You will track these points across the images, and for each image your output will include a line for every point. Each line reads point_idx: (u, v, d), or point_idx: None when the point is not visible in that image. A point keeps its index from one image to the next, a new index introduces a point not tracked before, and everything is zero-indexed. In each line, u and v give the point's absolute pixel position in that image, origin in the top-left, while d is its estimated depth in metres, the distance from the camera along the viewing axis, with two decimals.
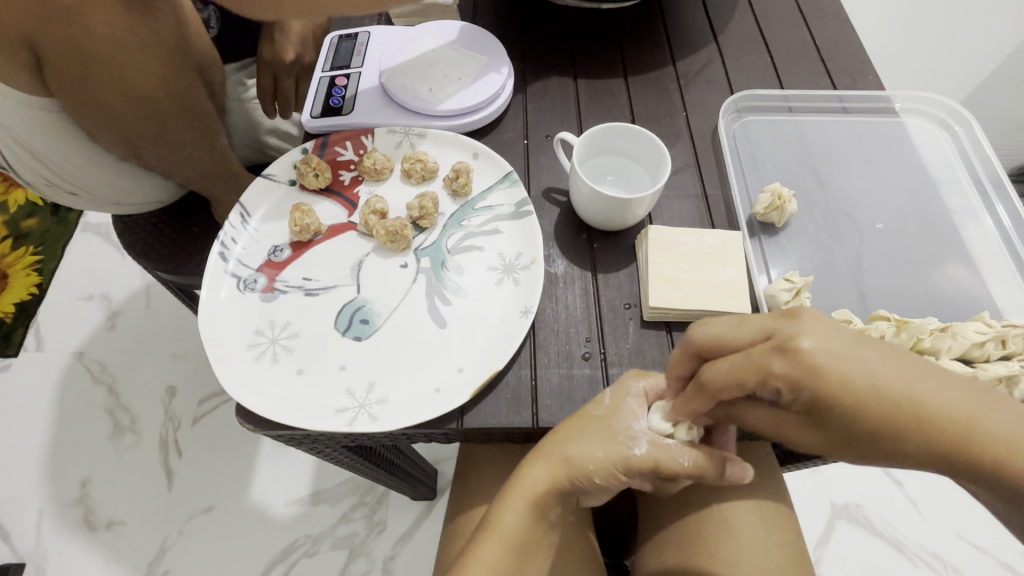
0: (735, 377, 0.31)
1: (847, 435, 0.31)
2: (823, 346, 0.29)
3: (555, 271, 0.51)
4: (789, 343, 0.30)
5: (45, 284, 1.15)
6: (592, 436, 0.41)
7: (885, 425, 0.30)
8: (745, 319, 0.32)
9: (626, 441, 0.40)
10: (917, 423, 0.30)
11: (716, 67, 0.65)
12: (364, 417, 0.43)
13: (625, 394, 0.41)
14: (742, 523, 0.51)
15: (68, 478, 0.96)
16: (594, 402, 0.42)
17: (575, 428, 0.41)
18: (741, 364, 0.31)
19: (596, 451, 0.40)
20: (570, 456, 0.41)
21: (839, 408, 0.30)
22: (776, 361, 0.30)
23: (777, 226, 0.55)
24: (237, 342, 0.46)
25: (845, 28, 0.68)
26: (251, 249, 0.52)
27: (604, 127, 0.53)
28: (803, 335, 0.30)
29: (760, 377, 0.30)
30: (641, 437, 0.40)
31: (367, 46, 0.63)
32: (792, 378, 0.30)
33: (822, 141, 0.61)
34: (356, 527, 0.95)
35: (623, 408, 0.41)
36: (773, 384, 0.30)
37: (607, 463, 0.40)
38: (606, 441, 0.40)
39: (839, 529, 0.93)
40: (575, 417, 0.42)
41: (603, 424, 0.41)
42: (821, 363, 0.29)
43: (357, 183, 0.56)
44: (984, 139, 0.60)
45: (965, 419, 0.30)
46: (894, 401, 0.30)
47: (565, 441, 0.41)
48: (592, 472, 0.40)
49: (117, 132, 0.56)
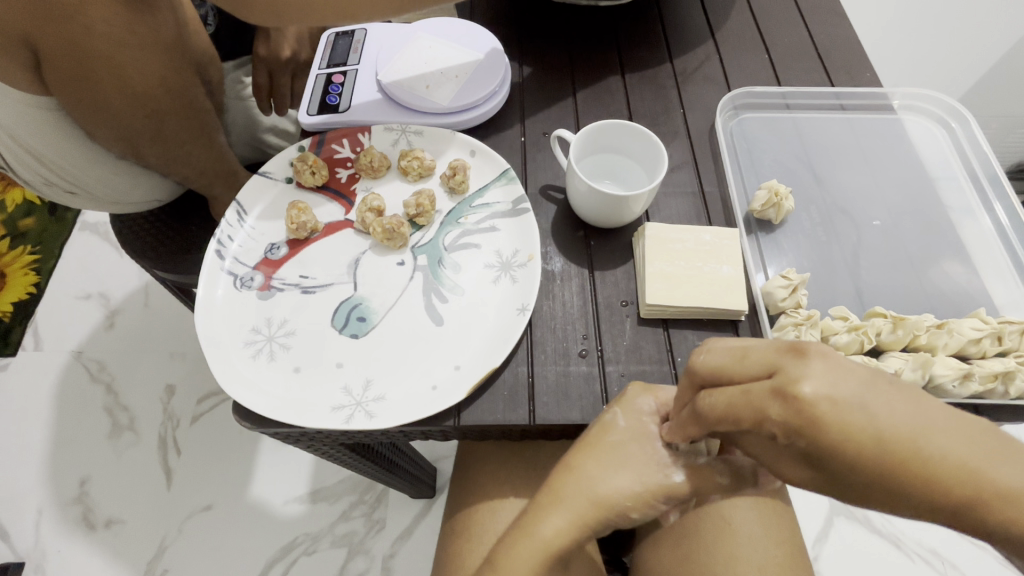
0: (730, 412, 0.29)
1: (845, 485, 0.28)
2: (826, 393, 0.26)
3: (552, 268, 0.51)
4: (789, 388, 0.27)
5: (43, 283, 1.15)
6: (622, 466, 0.39)
7: (888, 482, 0.26)
8: (748, 351, 0.30)
9: (658, 469, 0.39)
10: (923, 479, 0.26)
11: (713, 64, 0.65)
12: (361, 414, 0.43)
13: (638, 414, 0.41)
14: (739, 520, 0.51)
15: (67, 477, 0.96)
16: (608, 426, 0.41)
17: (601, 458, 0.40)
18: (739, 403, 0.29)
19: (630, 483, 0.38)
20: (602, 491, 0.38)
21: (837, 459, 0.27)
22: (772, 406, 0.27)
23: (775, 223, 0.55)
24: (233, 341, 0.46)
25: (842, 25, 0.68)
26: (248, 247, 0.51)
27: (601, 124, 0.53)
28: (805, 380, 0.27)
29: (756, 417, 0.28)
30: (675, 461, 0.39)
31: (363, 43, 0.63)
32: (788, 426, 0.27)
33: (820, 138, 0.61)
34: (355, 525, 0.95)
35: (643, 431, 0.40)
36: (769, 428, 0.28)
37: (643, 493, 0.38)
38: (637, 470, 0.39)
39: (838, 526, 0.93)
40: (593, 445, 0.40)
41: (627, 450, 0.40)
42: (822, 414, 0.26)
43: (354, 181, 0.56)
44: (982, 136, 0.60)
45: (984, 473, 0.26)
46: (901, 457, 0.26)
47: (592, 474, 0.39)
48: (630, 505, 0.38)
49: (114, 130, 0.56)
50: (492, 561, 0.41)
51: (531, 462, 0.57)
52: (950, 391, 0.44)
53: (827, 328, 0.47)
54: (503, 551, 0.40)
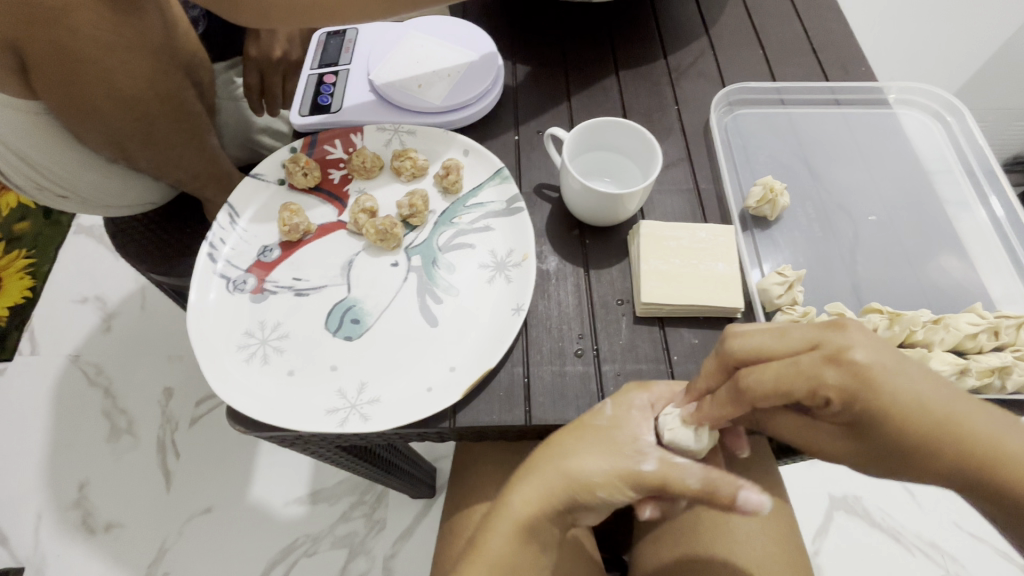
0: (780, 388, 0.31)
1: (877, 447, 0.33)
2: (875, 361, 0.30)
3: (547, 268, 0.51)
4: (841, 357, 0.30)
5: (40, 287, 1.14)
6: (594, 445, 0.39)
7: (915, 446, 0.32)
8: (786, 330, 0.33)
9: (634, 455, 0.39)
10: (938, 441, 0.32)
11: (708, 60, 0.64)
12: (355, 417, 0.43)
13: (628, 407, 0.40)
14: (735, 518, 0.51)
15: (65, 482, 0.96)
16: (595, 413, 0.41)
17: (576, 436, 0.40)
18: (790, 374, 0.31)
19: (598, 463, 0.39)
20: (568, 465, 0.39)
21: (884, 431, 0.32)
22: (829, 374, 0.30)
23: (770, 219, 0.54)
24: (226, 344, 0.46)
25: (836, 20, 0.68)
26: (240, 250, 0.51)
27: (595, 121, 0.52)
28: (853, 349, 0.30)
29: (812, 388, 0.30)
30: (650, 453, 0.38)
31: (355, 43, 0.62)
32: (845, 395, 0.31)
33: (815, 133, 0.61)
34: (355, 525, 0.95)
35: (625, 418, 0.40)
36: (825, 395, 0.30)
37: (614, 476, 0.38)
38: (612, 453, 0.39)
39: (838, 521, 0.93)
40: (575, 427, 0.41)
41: (604, 433, 0.40)
42: (873, 376, 0.30)
43: (347, 181, 0.56)
44: (978, 130, 0.59)
45: (997, 442, 0.33)
46: (947, 429, 0.32)
47: (565, 452, 0.40)
48: (597, 484, 0.39)
49: (104, 133, 0.55)
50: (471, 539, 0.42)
51: (529, 462, 0.57)
52: None
53: None
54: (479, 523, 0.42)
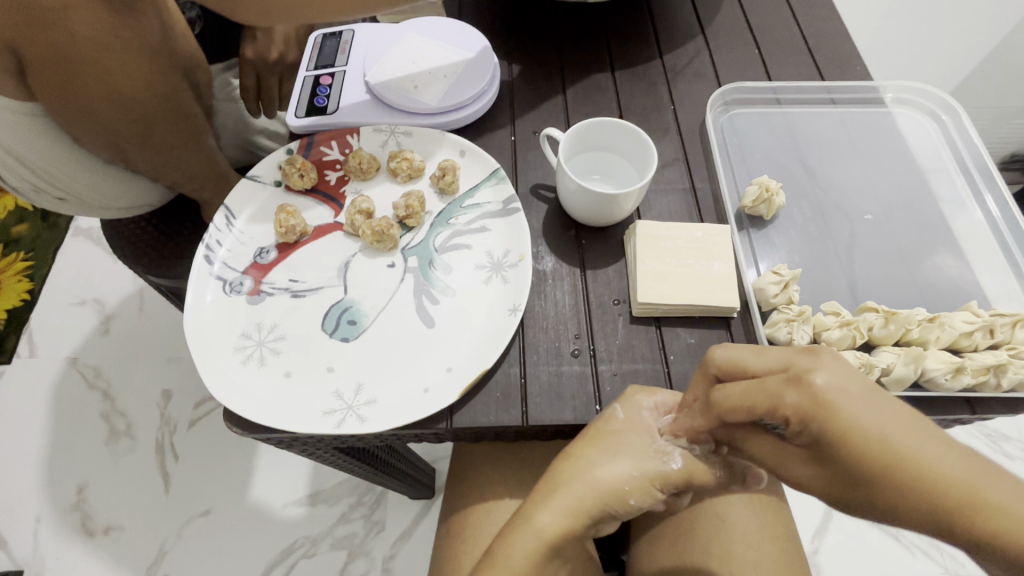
0: (745, 401, 0.32)
1: (850, 482, 0.31)
2: (838, 387, 0.30)
3: (544, 268, 0.51)
4: (803, 376, 0.31)
5: (37, 289, 1.14)
6: (619, 454, 0.40)
7: (882, 478, 0.30)
8: (766, 350, 0.34)
9: (658, 457, 0.40)
10: (906, 482, 0.30)
11: (704, 60, 0.64)
12: (352, 418, 0.43)
13: (637, 409, 0.41)
14: (732, 516, 0.51)
15: (64, 484, 0.96)
16: (608, 418, 0.41)
17: (598, 446, 0.40)
18: (755, 392, 0.32)
19: (628, 470, 0.39)
20: (600, 478, 0.39)
21: (840, 454, 0.30)
22: (788, 394, 0.31)
23: (766, 219, 0.55)
24: (223, 346, 0.46)
25: (832, 19, 0.68)
26: (237, 252, 0.51)
27: (591, 121, 0.52)
28: (817, 372, 0.31)
29: (771, 404, 0.31)
30: (674, 451, 0.40)
31: (351, 44, 0.62)
32: (802, 413, 0.30)
33: (811, 133, 0.61)
34: (354, 527, 0.95)
35: (640, 421, 0.40)
36: (783, 414, 0.31)
37: (642, 480, 0.39)
38: (636, 458, 0.40)
39: (837, 520, 0.93)
40: (591, 435, 0.41)
41: (624, 440, 0.40)
42: (832, 400, 0.30)
43: (343, 183, 0.56)
44: (972, 129, 0.60)
45: (982, 496, 0.29)
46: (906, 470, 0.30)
47: (590, 462, 0.39)
48: (630, 492, 0.39)
49: (102, 135, 0.55)
50: (489, 556, 0.39)
51: (527, 462, 0.57)
52: (942, 384, 0.44)
53: (819, 324, 0.47)
54: (498, 542, 0.39)
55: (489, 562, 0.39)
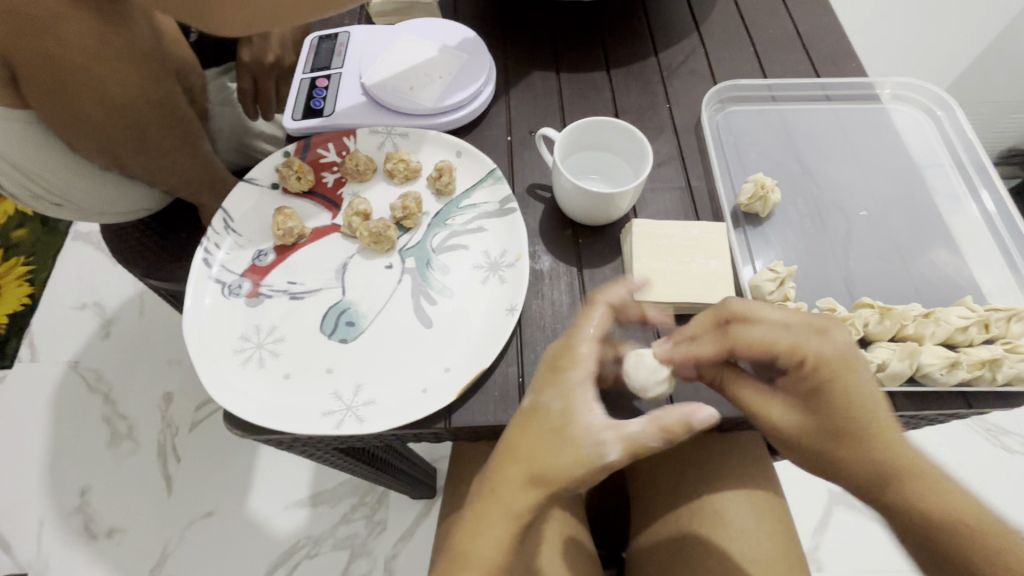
0: (766, 340, 0.40)
1: (835, 430, 0.38)
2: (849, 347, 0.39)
3: (541, 267, 0.51)
4: (819, 355, 0.39)
5: (38, 294, 1.14)
6: (557, 449, 0.37)
7: (865, 435, 0.38)
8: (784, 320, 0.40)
9: (591, 445, 0.36)
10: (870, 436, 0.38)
11: (699, 57, 0.65)
12: (351, 419, 0.43)
13: (570, 393, 0.39)
14: (731, 514, 0.51)
15: (67, 487, 0.96)
16: (543, 411, 0.38)
17: (534, 442, 0.37)
18: (799, 328, 0.40)
19: (569, 462, 0.36)
20: (541, 472, 0.37)
21: (833, 402, 0.38)
22: (808, 350, 0.39)
23: (762, 216, 0.55)
24: (222, 348, 0.46)
25: (828, 17, 0.68)
26: (234, 254, 0.51)
27: (586, 121, 0.52)
28: (823, 349, 0.39)
29: (793, 347, 0.39)
30: (614, 435, 0.36)
31: (347, 46, 0.62)
32: (817, 369, 0.39)
33: (806, 130, 0.61)
34: (356, 527, 0.95)
35: (573, 408, 0.38)
36: (801, 358, 0.39)
37: (586, 468, 0.36)
38: (575, 449, 0.36)
39: (837, 515, 0.95)
40: (526, 429, 0.38)
41: (558, 433, 0.37)
42: (842, 366, 0.39)
43: (341, 184, 0.56)
44: (968, 125, 0.60)
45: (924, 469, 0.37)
46: (878, 427, 0.38)
47: (531, 460, 0.37)
48: (576, 481, 0.37)
49: (97, 142, 0.55)
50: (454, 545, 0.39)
51: None
52: (937, 379, 0.44)
53: None
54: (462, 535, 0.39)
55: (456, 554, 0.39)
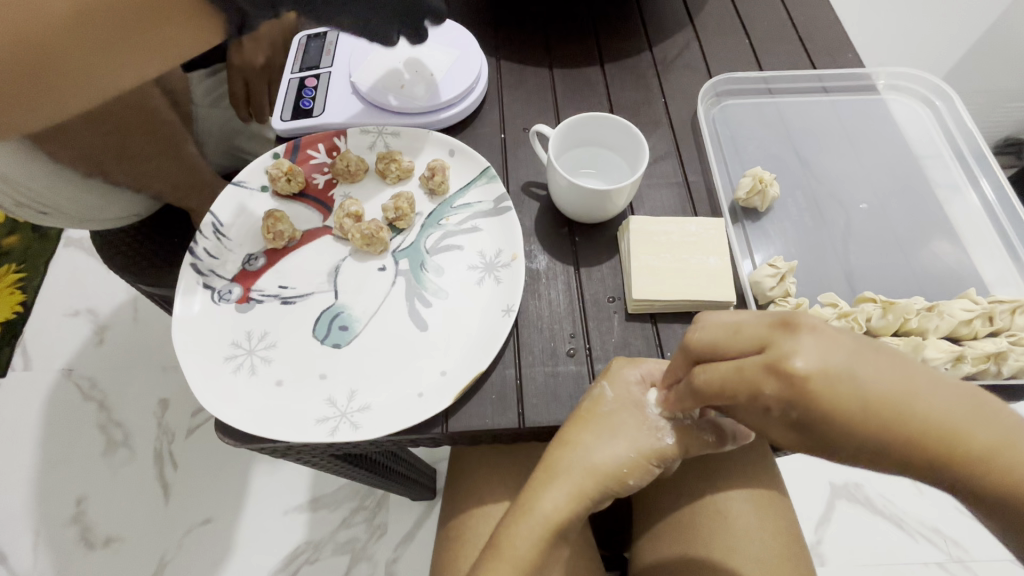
0: (725, 387, 0.30)
1: (830, 444, 0.29)
2: (819, 362, 0.28)
3: (537, 267, 0.50)
4: (782, 364, 0.28)
5: (30, 301, 1.13)
6: (614, 435, 0.39)
7: (881, 442, 0.28)
8: (739, 326, 0.31)
9: (651, 431, 0.39)
10: (906, 435, 0.28)
11: (693, 51, 0.64)
12: (346, 425, 0.42)
13: (626, 384, 0.41)
14: (733, 512, 0.51)
15: (62, 498, 0.95)
16: (597, 399, 0.40)
17: (589, 430, 0.39)
18: (734, 379, 0.30)
19: (624, 450, 0.39)
20: (595, 460, 0.38)
21: (835, 426, 0.28)
22: (767, 382, 0.29)
23: (760, 211, 0.54)
24: (213, 356, 0.45)
25: (822, 8, 0.67)
26: (224, 259, 0.50)
27: (580, 117, 0.51)
28: (795, 355, 0.28)
29: (752, 393, 0.29)
30: (666, 426, 0.39)
31: (336, 45, 0.61)
32: (784, 399, 0.28)
33: (803, 123, 0.60)
34: (356, 531, 0.94)
35: (628, 398, 0.40)
36: (764, 403, 0.29)
37: (637, 457, 0.39)
38: (630, 436, 0.39)
39: (840, 509, 0.95)
40: (580, 417, 0.40)
41: (616, 419, 0.40)
42: (818, 384, 0.28)
43: (332, 186, 0.55)
44: (967, 114, 0.59)
45: (982, 441, 0.29)
46: (895, 420, 0.28)
47: (587, 448, 0.39)
48: (625, 471, 0.39)
49: (77, 150, 0.54)
50: (493, 541, 0.39)
51: (525, 462, 0.56)
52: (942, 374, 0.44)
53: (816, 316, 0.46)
54: (501, 526, 0.39)
55: (493, 553, 0.39)
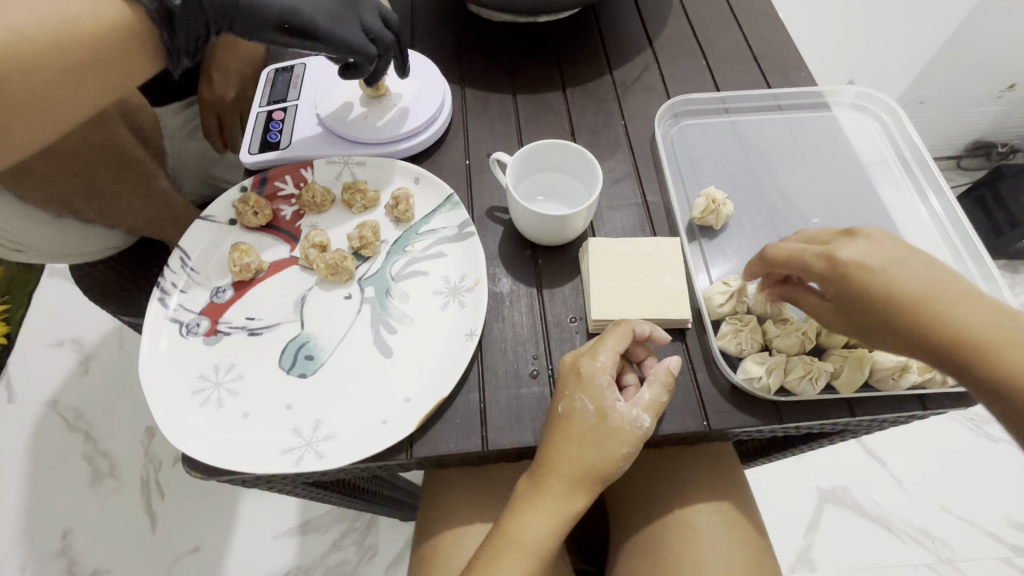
0: None
1: None
2: None
3: (501, 290, 0.51)
4: None
5: (14, 333, 1.13)
6: (602, 440, 0.41)
7: None
8: None
9: (629, 425, 0.41)
10: None
11: (652, 73, 0.66)
12: (311, 455, 0.42)
13: (601, 391, 0.41)
14: (702, 526, 0.52)
15: (47, 531, 0.94)
16: (579, 413, 0.41)
17: (579, 442, 0.41)
18: None
19: (613, 449, 0.41)
20: (590, 464, 0.41)
21: None
22: None
23: (716, 229, 0.55)
24: (180, 390, 0.46)
25: (775, 28, 0.69)
26: (193, 293, 0.51)
27: (538, 144, 0.53)
28: None
29: None
30: (638, 411, 0.41)
31: (302, 78, 0.63)
32: None
33: (759, 140, 0.62)
34: (347, 553, 0.94)
35: (608, 405, 0.41)
36: None
37: (626, 450, 0.41)
38: (615, 437, 0.41)
39: (828, 513, 0.95)
40: (567, 432, 0.41)
41: (602, 425, 0.41)
42: None
43: (300, 217, 0.56)
44: (913, 128, 0.61)
45: None
46: None
47: (579, 457, 0.41)
48: (619, 462, 0.42)
49: (45, 193, 0.55)
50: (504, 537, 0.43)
51: (501, 481, 0.57)
52: (891, 383, 0.45)
53: (768, 331, 0.48)
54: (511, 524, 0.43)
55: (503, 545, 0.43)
